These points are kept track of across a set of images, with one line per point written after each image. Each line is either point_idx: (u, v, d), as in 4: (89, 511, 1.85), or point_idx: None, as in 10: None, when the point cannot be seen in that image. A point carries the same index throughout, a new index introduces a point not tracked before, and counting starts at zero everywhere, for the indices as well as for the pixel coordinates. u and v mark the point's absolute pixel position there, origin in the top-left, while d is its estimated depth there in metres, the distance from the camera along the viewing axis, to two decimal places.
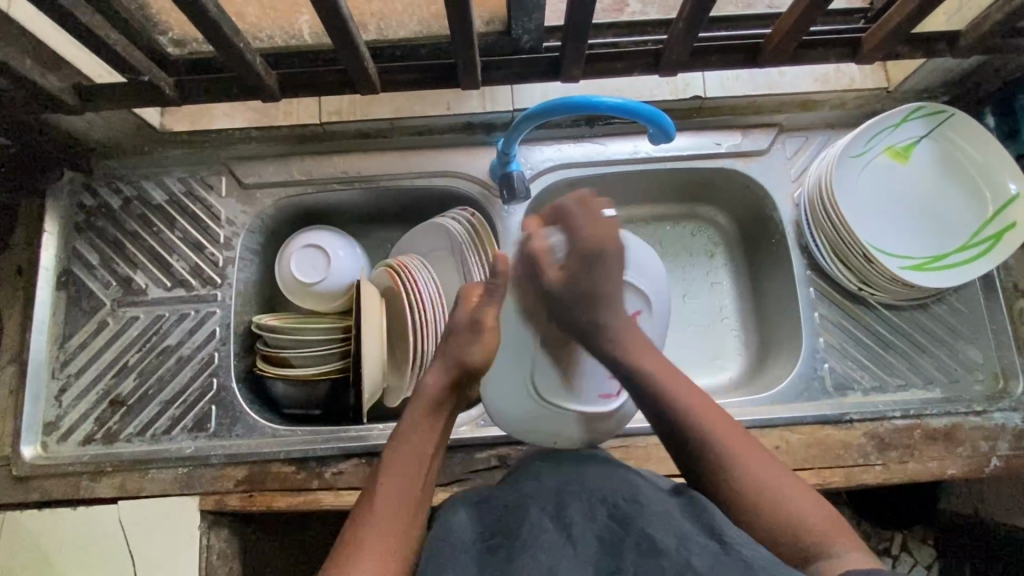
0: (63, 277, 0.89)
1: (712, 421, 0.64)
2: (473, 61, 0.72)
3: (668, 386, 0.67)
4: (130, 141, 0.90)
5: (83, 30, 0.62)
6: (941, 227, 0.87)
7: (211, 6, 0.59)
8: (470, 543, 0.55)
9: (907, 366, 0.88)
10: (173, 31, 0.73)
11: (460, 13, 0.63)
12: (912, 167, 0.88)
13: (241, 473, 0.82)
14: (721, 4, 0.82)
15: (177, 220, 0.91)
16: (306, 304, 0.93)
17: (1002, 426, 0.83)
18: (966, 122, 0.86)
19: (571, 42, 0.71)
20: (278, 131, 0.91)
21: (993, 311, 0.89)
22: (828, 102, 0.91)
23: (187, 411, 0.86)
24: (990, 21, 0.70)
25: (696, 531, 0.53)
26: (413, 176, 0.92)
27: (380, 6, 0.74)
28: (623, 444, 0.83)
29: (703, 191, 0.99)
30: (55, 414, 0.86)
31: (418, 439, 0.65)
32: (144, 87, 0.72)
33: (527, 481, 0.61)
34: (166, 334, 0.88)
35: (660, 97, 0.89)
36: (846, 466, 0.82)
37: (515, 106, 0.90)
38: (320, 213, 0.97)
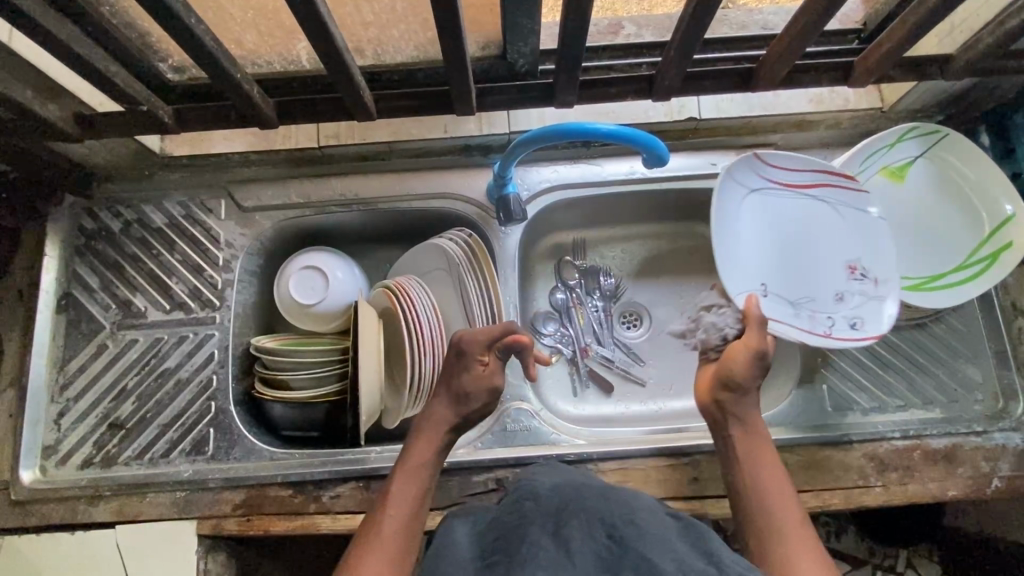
0: (63, 300, 0.90)
1: (778, 497, 0.69)
2: (468, 88, 0.73)
3: (755, 462, 0.72)
4: (130, 165, 0.91)
5: (83, 63, 0.63)
6: (933, 249, 0.87)
7: (207, 39, 0.60)
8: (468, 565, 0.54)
9: (906, 387, 0.87)
10: (173, 58, 0.73)
11: (454, 41, 0.63)
12: (906, 186, 0.88)
13: (239, 497, 0.82)
14: (715, 27, 0.83)
15: (177, 243, 0.92)
16: (303, 325, 0.93)
17: (1003, 447, 0.83)
18: (961, 144, 0.86)
19: (565, 69, 0.71)
20: (277, 154, 0.92)
21: (992, 331, 0.89)
22: (824, 121, 0.92)
23: (185, 434, 0.86)
24: (982, 45, 0.70)
25: (696, 556, 0.54)
26: (411, 199, 0.93)
27: (376, 33, 0.73)
28: (622, 466, 0.83)
29: (701, 210, 1.00)
30: (55, 437, 0.86)
31: (420, 469, 0.71)
32: (143, 116, 0.73)
33: (525, 499, 0.60)
34: (164, 357, 0.89)
35: (655, 119, 0.90)
36: (845, 488, 0.81)
37: (511, 129, 0.91)
38: (318, 234, 0.97)
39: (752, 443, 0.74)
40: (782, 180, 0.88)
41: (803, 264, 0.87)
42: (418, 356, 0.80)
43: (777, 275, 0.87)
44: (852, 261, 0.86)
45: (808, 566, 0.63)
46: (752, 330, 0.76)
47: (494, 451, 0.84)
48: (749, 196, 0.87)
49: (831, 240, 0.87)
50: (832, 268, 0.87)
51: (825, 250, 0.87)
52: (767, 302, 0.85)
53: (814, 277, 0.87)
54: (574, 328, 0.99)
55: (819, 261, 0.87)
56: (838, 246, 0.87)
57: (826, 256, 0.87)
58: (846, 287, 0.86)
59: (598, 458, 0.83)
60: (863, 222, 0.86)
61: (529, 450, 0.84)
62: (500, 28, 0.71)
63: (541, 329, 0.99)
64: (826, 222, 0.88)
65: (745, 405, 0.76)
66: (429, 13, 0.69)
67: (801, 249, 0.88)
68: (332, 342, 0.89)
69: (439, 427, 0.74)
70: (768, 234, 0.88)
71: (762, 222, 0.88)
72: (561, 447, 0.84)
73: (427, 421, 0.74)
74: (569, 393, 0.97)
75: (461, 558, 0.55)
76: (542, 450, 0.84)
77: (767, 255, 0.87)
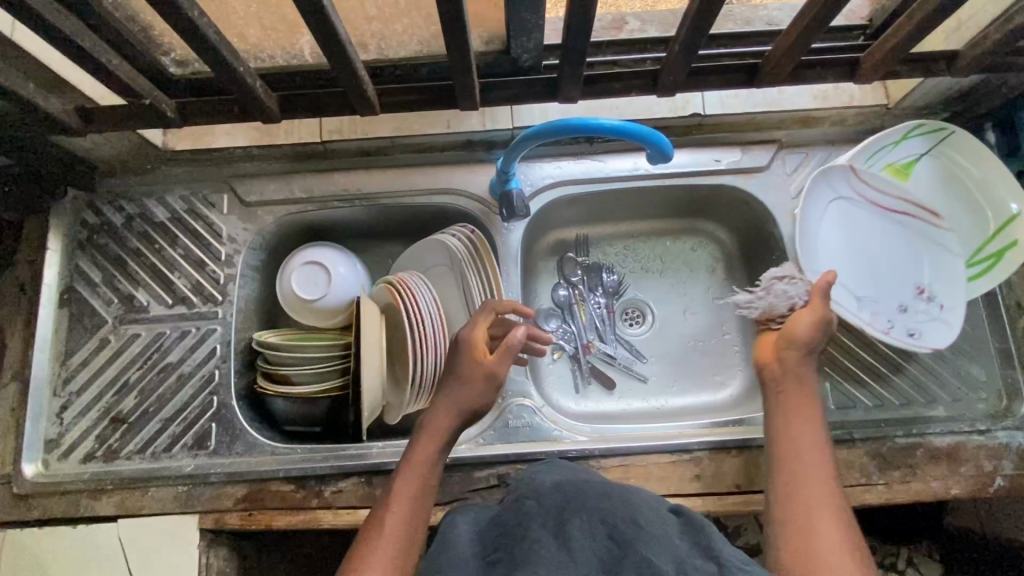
0: (65, 294, 0.90)
1: (812, 466, 0.64)
2: (471, 82, 0.72)
3: (794, 430, 0.68)
4: (133, 159, 0.91)
5: (85, 56, 0.63)
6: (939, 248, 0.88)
7: (210, 32, 0.60)
8: (469, 564, 0.54)
9: (910, 386, 0.87)
10: (176, 52, 0.73)
11: (458, 35, 0.63)
12: (910, 184, 0.88)
13: (241, 491, 0.82)
14: (721, 23, 0.82)
15: (179, 237, 0.92)
16: (305, 320, 0.93)
17: (1007, 446, 0.82)
18: (967, 142, 0.86)
19: (569, 63, 0.71)
20: (280, 148, 0.93)
21: (996, 330, 0.88)
22: (829, 118, 0.91)
23: (187, 429, 0.86)
24: (989, 41, 0.70)
25: (694, 552, 0.54)
26: (414, 194, 0.92)
27: (380, 28, 0.72)
28: (624, 463, 0.83)
29: (704, 207, 0.99)
30: (57, 431, 0.86)
31: (426, 463, 0.69)
32: (146, 109, 0.73)
33: (526, 499, 0.60)
34: (167, 351, 0.89)
35: (659, 115, 0.90)
36: (848, 486, 0.81)
37: (515, 125, 0.92)
38: (321, 229, 0.97)
39: (796, 413, 0.69)
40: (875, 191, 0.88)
41: (880, 272, 0.89)
42: (420, 352, 0.80)
43: (852, 275, 0.89)
44: (921, 284, 0.87)
45: (836, 542, 0.57)
46: (820, 301, 0.74)
47: (496, 448, 0.84)
48: (840, 197, 0.89)
49: (911, 257, 0.88)
50: (903, 282, 0.88)
51: (901, 266, 0.88)
52: (838, 294, 0.87)
53: (884, 287, 0.88)
54: (576, 324, 0.99)
55: (892, 273, 0.88)
56: (916, 268, 0.88)
57: (902, 269, 0.88)
58: (911, 301, 0.87)
59: (600, 455, 0.83)
60: (946, 246, 0.86)
61: (530, 446, 0.84)
62: (503, 23, 0.71)
63: (543, 326, 0.98)
64: (912, 239, 0.88)
65: (800, 372, 0.72)
66: (433, 7, 0.69)
67: (877, 258, 0.89)
68: (334, 338, 0.89)
69: (444, 422, 0.72)
70: (851, 238, 0.89)
71: (845, 227, 0.89)
72: (563, 443, 0.84)
73: (432, 415, 0.72)
74: (571, 390, 0.97)
75: (462, 555, 0.55)
76: (544, 446, 0.84)
77: (847, 256, 0.89)
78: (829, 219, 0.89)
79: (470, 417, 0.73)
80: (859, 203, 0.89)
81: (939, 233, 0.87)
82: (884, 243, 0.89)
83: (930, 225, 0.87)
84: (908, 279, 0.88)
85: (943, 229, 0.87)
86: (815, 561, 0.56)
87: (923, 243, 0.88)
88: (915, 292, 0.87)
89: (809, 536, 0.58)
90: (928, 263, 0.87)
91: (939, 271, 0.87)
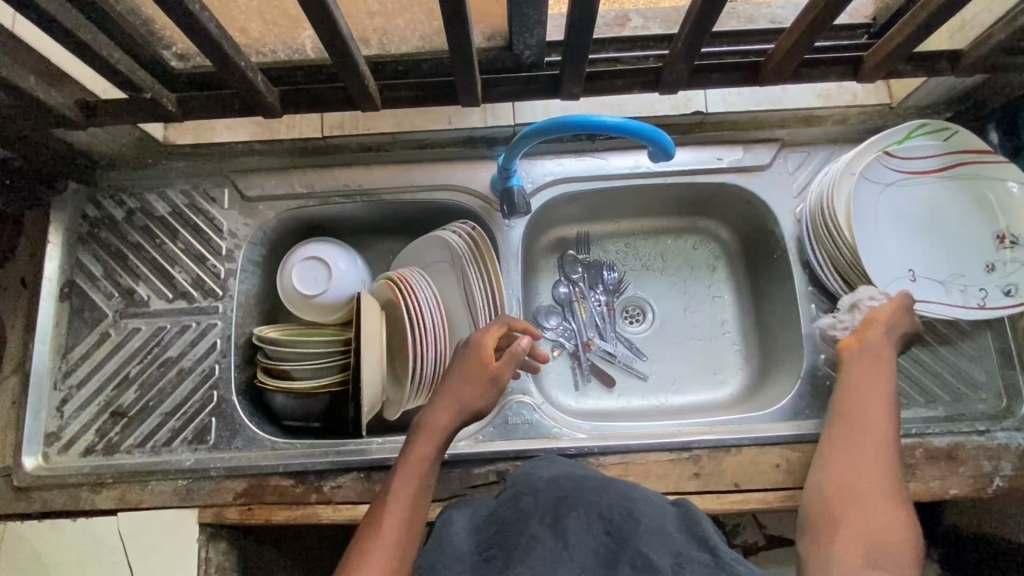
0: (65, 288, 0.90)
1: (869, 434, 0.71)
2: (473, 78, 0.72)
3: (861, 399, 0.73)
4: (134, 153, 0.91)
5: (86, 49, 0.63)
6: (943, 248, 0.87)
7: (211, 27, 0.59)
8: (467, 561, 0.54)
9: (910, 386, 0.87)
10: (177, 46, 0.73)
11: (460, 31, 0.63)
12: (919, 183, 0.87)
13: (241, 486, 0.83)
14: (723, 20, 0.82)
15: (180, 232, 0.92)
16: (304, 315, 0.93)
17: (1005, 446, 0.83)
18: (964, 142, 0.85)
19: (571, 60, 0.71)
20: (281, 143, 0.92)
21: (997, 330, 0.88)
22: (831, 117, 0.91)
23: (187, 423, 0.86)
24: (993, 40, 0.69)
25: (691, 547, 0.53)
26: (415, 190, 0.92)
27: (381, 23, 0.72)
28: (623, 460, 0.83)
29: (705, 205, 0.99)
30: (57, 425, 0.86)
31: (425, 460, 0.69)
32: (147, 104, 0.73)
33: (523, 494, 0.60)
34: (167, 346, 0.89)
35: (661, 113, 0.89)
36: None
37: (516, 121, 0.91)
38: (322, 225, 0.97)
39: (868, 388, 0.74)
40: (908, 169, 0.87)
41: (948, 242, 0.87)
42: (420, 348, 0.80)
43: (919, 255, 0.87)
44: (998, 232, 0.85)
45: (883, 504, 0.64)
46: (896, 305, 0.78)
47: (495, 444, 0.84)
48: (886, 189, 0.87)
49: (976, 212, 0.86)
50: (979, 238, 0.86)
51: (971, 224, 0.86)
52: (920, 286, 0.85)
53: (962, 250, 0.86)
54: (576, 321, 0.99)
55: (966, 234, 0.86)
56: (984, 219, 0.86)
57: (971, 227, 0.86)
58: (995, 255, 0.85)
59: (599, 452, 0.83)
60: (1007, 189, 0.85)
61: (529, 443, 0.84)
62: (506, 20, 0.71)
63: (544, 323, 0.98)
64: (966, 197, 0.86)
65: (879, 348, 0.76)
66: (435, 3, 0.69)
67: (944, 228, 0.87)
68: (334, 334, 0.89)
69: (443, 420, 0.71)
70: (910, 224, 0.87)
71: (901, 214, 0.87)
72: (562, 440, 0.84)
73: (430, 414, 0.72)
74: (571, 387, 0.97)
75: (461, 552, 0.55)
76: (543, 444, 0.84)
77: (915, 241, 0.87)
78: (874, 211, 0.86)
79: (468, 416, 0.73)
80: (905, 190, 0.87)
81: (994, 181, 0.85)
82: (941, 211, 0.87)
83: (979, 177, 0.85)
84: (981, 233, 0.86)
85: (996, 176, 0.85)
86: (848, 512, 0.64)
87: (982, 196, 0.86)
88: (995, 243, 0.85)
89: (849, 496, 0.66)
90: (995, 211, 0.85)
91: (1013, 212, 0.85)
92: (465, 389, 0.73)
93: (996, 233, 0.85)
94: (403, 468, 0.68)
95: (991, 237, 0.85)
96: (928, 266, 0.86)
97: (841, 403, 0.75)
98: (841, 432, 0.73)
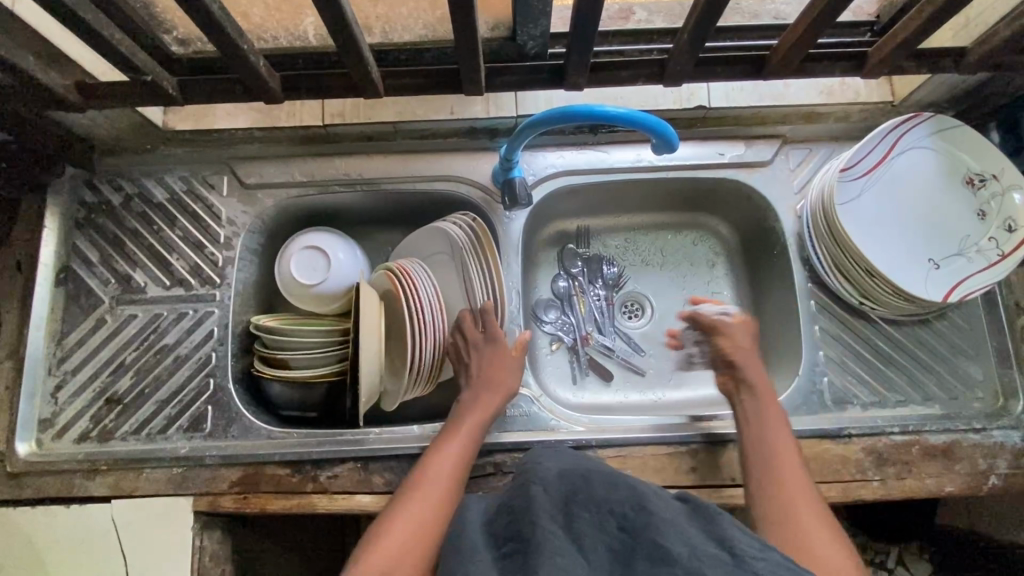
0: (62, 273, 0.89)
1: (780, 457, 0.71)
2: (477, 67, 0.72)
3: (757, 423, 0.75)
4: (133, 138, 0.90)
5: (87, 30, 0.62)
6: (935, 223, 0.87)
7: (215, 8, 0.59)
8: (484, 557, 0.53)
9: (907, 383, 0.87)
10: (178, 30, 0.72)
11: (465, 19, 0.62)
12: (899, 176, 0.87)
13: (236, 474, 0.82)
14: (727, 15, 0.82)
15: (178, 218, 0.91)
16: (302, 304, 0.92)
17: (1002, 444, 0.83)
18: (907, 116, 0.85)
19: (576, 50, 0.70)
20: (282, 131, 0.91)
21: (994, 329, 0.89)
22: (833, 114, 0.91)
23: (183, 411, 0.85)
24: (997, 38, 0.69)
25: (708, 543, 0.52)
26: (415, 180, 0.92)
27: (385, 10, 0.72)
28: (621, 454, 0.83)
29: (706, 201, 0.99)
30: (51, 411, 0.85)
31: (473, 433, 0.77)
32: (147, 87, 0.72)
33: (532, 483, 0.59)
34: (164, 333, 0.88)
35: (664, 106, 0.89)
36: (844, 481, 0.81)
37: (518, 112, 0.91)
38: (321, 214, 0.97)
39: (773, 417, 0.75)
40: (870, 165, 0.87)
41: (936, 213, 0.87)
42: (418, 339, 0.80)
43: (914, 236, 0.87)
44: (971, 177, 0.86)
45: (808, 526, 0.64)
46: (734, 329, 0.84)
47: (493, 436, 0.83)
48: (863, 194, 0.87)
49: (942, 171, 0.87)
50: (959, 195, 0.86)
51: (948, 187, 0.87)
52: (939, 271, 0.85)
53: (951, 211, 0.87)
54: (575, 316, 0.99)
55: (948, 196, 0.87)
56: (953, 174, 0.87)
57: (945, 189, 0.87)
58: (978, 204, 0.85)
59: (597, 445, 0.83)
60: (961, 138, 0.86)
61: (527, 435, 0.84)
62: (510, 9, 0.70)
63: (542, 316, 0.98)
64: (931, 163, 0.87)
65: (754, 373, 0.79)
66: None
67: (929, 202, 0.87)
68: (332, 322, 0.89)
69: (491, 402, 0.79)
70: (898, 214, 0.87)
71: (883, 209, 0.87)
72: (559, 433, 0.84)
73: (480, 395, 0.80)
74: (569, 380, 0.97)
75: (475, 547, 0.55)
76: (541, 436, 0.83)
77: (916, 229, 0.87)
78: (849, 208, 0.86)
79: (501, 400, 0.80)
80: (878, 188, 0.87)
81: (945, 137, 0.86)
82: (915, 186, 0.87)
83: (932, 142, 0.86)
84: (959, 187, 0.86)
85: (944, 133, 0.86)
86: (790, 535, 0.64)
87: (942, 154, 0.87)
88: (973, 192, 0.86)
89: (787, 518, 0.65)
90: (957, 161, 0.86)
91: (977, 153, 0.86)
92: (501, 377, 0.81)
93: (971, 180, 0.86)
94: (454, 435, 0.76)
95: (967, 186, 0.86)
96: (936, 248, 0.86)
97: (749, 432, 0.75)
98: (757, 459, 0.72)
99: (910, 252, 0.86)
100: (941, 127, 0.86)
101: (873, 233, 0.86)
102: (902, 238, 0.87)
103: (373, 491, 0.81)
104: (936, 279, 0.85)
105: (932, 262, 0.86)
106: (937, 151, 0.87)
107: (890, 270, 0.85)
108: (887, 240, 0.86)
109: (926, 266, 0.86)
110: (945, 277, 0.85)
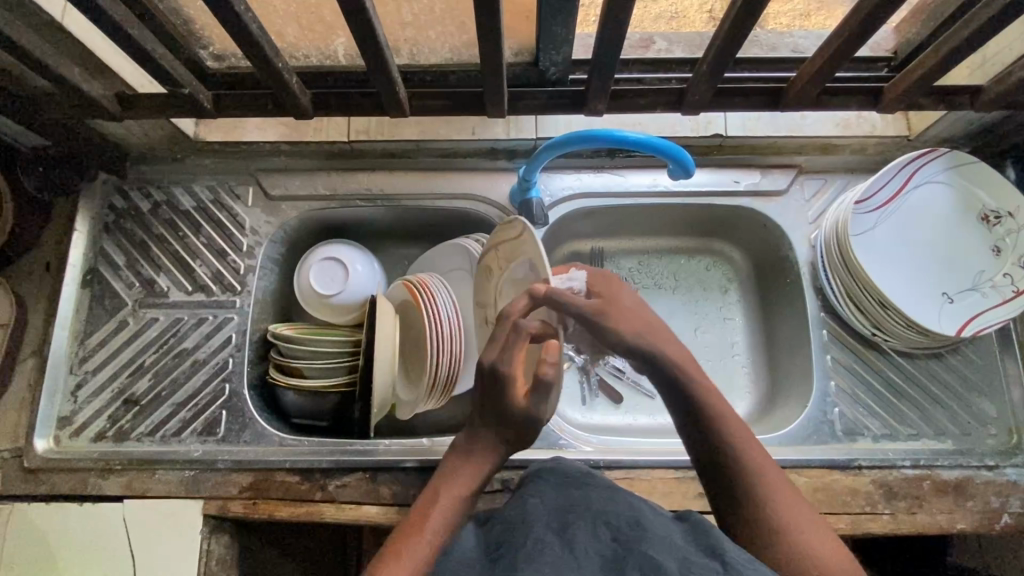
0: (88, 275, 0.91)
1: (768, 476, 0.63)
2: (500, 91, 0.74)
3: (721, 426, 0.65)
4: (164, 148, 0.93)
5: (131, 43, 0.65)
6: (948, 256, 0.87)
7: (254, 27, 0.61)
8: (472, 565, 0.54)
9: (919, 417, 0.87)
10: (215, 46, 0.75)
11: (491, 42, 0.64)
12: (912, 209, 0.88)
13: (247, 480, 0.83)
14: (746, 47, 0.83)
15: (202, 226, 0.93)
16: (320, 315, 0.94)
17: (1015, 483, 0.82)
18: (921, 151, 0.86)
19: (597, 76, 0.72)
20: (308, 146, 0.94)
21: (1008, 366, 0.88)
22: (849, 146, 0.93)
23: (197, 415, 0.87)
24: (1014, 76, 0.70)
25: (697, 553, 0.52)
26: (434, 197, 0.94)
27: (413, 34, 0.74)
28: (628, 476, 0.83)
29: (720, 228, 1.00)
30: (70, 409, 0.87)
31: (462, 493, 0.65)
32: (181, 98, 0.75)
33: (531, 499, 0.60)
34: (183, 337, 0.90)
35: (681, 134, 0.91)
36: (854, 513, 0.81)
37: (538, 135, 0.93)
38: (342, 227, 0.99)
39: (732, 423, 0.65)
40: (886, 197, 0.87)
41: (950, 248, 0.87)
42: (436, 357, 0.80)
43: (926, 270, 0.87)
44: (987, 215, 0.86)
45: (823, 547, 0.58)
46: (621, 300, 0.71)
47: None
48: (877, 227, 0.88)
49: (955, 206, 0.87)
50: (973, 231, 0.87)
51: (961, 221, 0.87)
52: (953, 306, 0.85)
53: (965, 246, 0.87)
54: None
55: (961, 233, 0.87)
56: (967, 210, 0.87)
57: (959, 224, 0.87)
58: (993, 241, 0.86)
59: (604, 465, 0.83)
60: (976, 175, 0.86)
61: (534, 453, 0.84)
62: (534, 35, 0.72)
63: None
64: (945, 198, 0.87)
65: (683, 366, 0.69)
66: (466, 16, 0.71)
67: (942, 238, 0.88)
68: (346, 333, 0.91)
69: (490, 455, 0.68)
70: (911, 248, 0.88)
71: (895, 242, 0.88)
72: (567, 452, 0.84)
73: (475, 448, 0.68)
74: (577, 400, 0.97)
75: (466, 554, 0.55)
76: (549, 455, 0.84)
77: (928, 263, 0.87)
78: (863, 237, 0.87)
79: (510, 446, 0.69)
80: (891, 221, 0.88)
81: (960, 174, 0.87)
82: (926, 221, 0.88)
83: (946, 179, 0.87)
84: (973, 224, 0.87)
85: (959, 171, 0.87)
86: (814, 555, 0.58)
87: (956, 190, 0.87)
88: (988, 228, 0.86)
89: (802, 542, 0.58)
90: (971, 198, 0.87)
91: (993, 191, 0.86)
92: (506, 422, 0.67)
93: (983, 216, 0.87)
94: (439, 496, 0.65)
95: (981, 221, 0.87)
96: (949, 283, 0.86)
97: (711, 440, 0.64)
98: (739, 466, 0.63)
99: (922, 287, 0.87)
100: (954, 165, 0.86)
101: (885, 266, 0.87)
102: (915, 271, 0.87)
103: (381, 502, 0.81)
104: (949, 314, 0.85)
105: (945, 297, 0.86)
106: (951, 188, 0.87)
107: (903, 304, 0.85)
108: (899, 273, 0.87)
109: (939, 301, 0.86)
110: (959, 311, 0.85)
